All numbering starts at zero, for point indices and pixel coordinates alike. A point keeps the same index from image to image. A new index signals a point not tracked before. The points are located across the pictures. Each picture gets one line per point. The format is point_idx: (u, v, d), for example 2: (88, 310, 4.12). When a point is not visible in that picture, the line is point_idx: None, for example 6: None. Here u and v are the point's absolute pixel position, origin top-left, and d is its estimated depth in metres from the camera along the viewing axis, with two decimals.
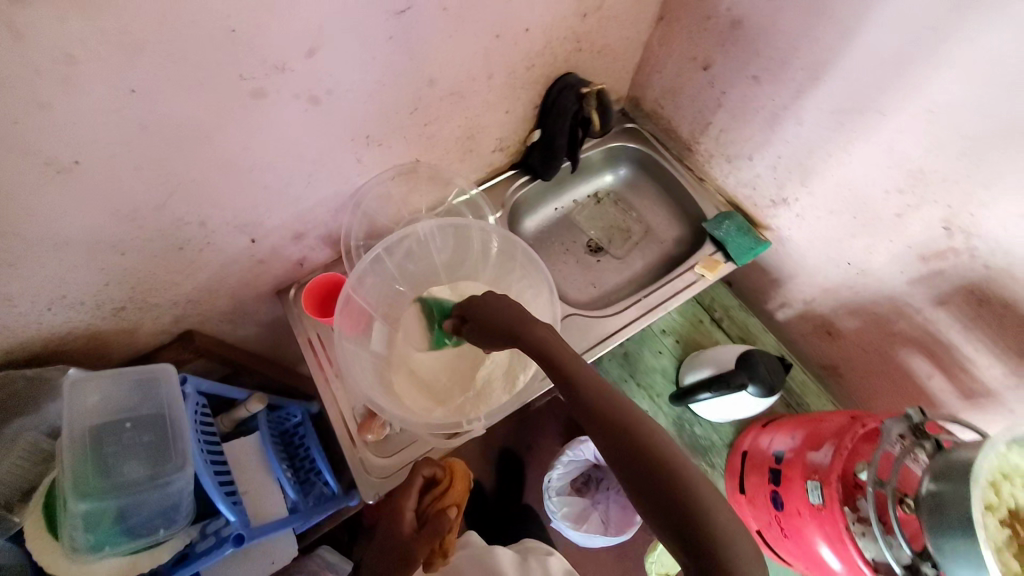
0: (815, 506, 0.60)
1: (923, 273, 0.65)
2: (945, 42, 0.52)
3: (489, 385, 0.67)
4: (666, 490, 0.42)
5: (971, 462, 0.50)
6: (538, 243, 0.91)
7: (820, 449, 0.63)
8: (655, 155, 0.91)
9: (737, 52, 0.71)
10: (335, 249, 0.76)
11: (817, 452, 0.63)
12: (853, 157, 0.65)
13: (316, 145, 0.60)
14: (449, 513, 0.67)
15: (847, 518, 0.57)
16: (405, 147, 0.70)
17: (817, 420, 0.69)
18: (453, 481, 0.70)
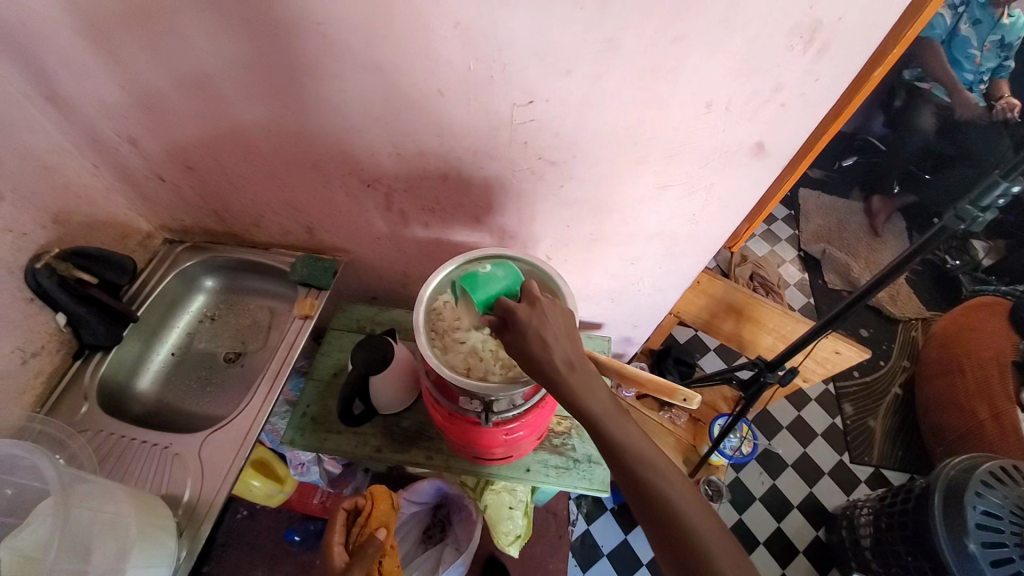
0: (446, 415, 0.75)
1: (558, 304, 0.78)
2: (686, 47, 0.51)
3: (204, 506, 0.79)
4: (667, 524, 0.49)
5: (500, 386, 0.62)
6: (322, 366, 1.03)
7: (495, 437, 0.75)
8: (382, 278, 1.08)
9: (409, 186, 0.80)
10: (31, 468, 0.64)
11: (493, 437, 0.75)
12: (603, 165, 0.68)
13: None
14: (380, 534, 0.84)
15: (454, 407, 0.71)
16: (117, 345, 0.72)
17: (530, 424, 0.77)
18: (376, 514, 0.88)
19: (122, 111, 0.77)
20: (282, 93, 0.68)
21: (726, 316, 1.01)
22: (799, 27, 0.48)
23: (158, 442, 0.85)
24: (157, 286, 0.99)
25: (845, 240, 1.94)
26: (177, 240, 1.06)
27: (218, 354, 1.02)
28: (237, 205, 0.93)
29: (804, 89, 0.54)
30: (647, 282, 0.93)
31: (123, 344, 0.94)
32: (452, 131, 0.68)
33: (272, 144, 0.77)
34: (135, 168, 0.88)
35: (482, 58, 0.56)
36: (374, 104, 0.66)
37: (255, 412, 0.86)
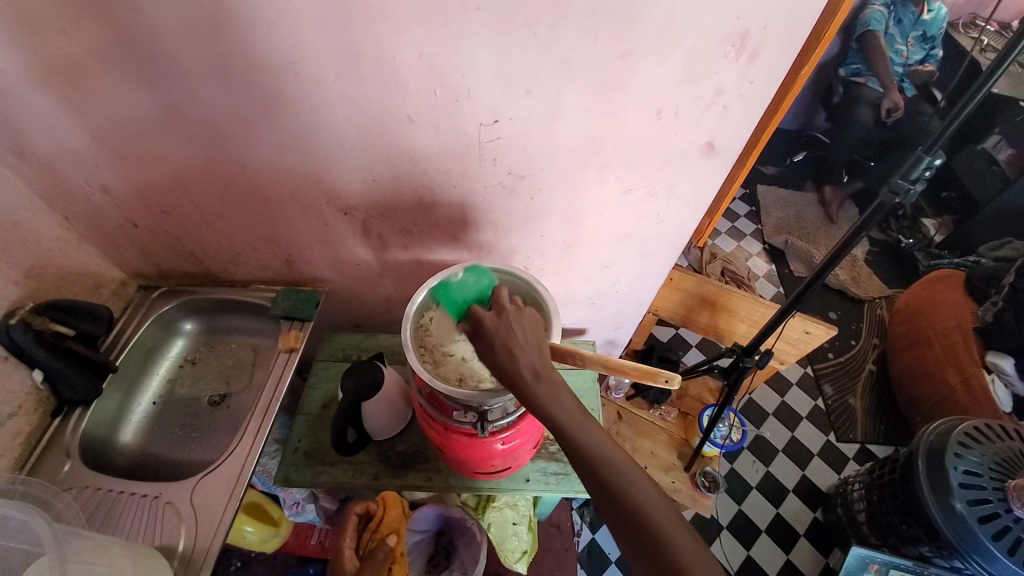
0: (438, 431, 0.77)
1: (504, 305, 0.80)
2: (632, 60, 0.56)
3: (202, 552, 0.76)
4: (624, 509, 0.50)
5: (490, 394, 0.64)
6: (311, 398, 1.02)
7: (490, 447, 0.76)
8: (364, 306, 1.09)
9: (383, 211, 0.82)
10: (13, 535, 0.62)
11: (487, 448, 0.76)
12: (571, 174, 0.71)
13: None
14: (390, 541, 0.81)
15: (447, 421, 0.72)
16: None
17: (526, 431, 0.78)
18: (385, 520, 0.86)
19: (92, 161, 0.77)
20: (255, 131, 0.70)
21: (701, 309, 1.05)
22: (729, 35, 0.53)
23: (148, 492, 0.82)
24: (135, 334, 0.98)
25: (806, 229, 2.04)
26: (153, 286, 1.05)
27: (203, 398, 1.01)
28: (213, 244, 0.94)
29: (743, 90, 0.59)
30: (623, 283, 0.97)
31: (103, 396, 0.92)
32: (424, 155, 0.71)
33: (248, 181, 0.79)
34: (106, 216, 0.88)
35: (447, 84, 0.60)
36: (346, 135, 0.69)
37: (249, 449, 0.85)
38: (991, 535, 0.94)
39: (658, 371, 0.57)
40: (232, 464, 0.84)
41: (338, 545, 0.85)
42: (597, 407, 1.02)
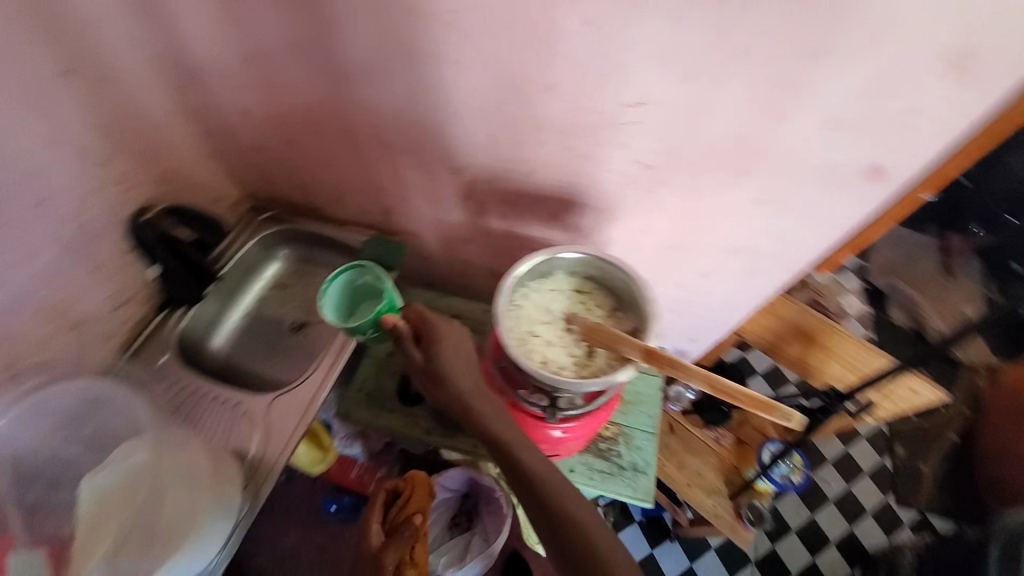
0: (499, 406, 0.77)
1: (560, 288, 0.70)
2: (818, 56, 0.50)
3: (267, 462, 0.82)
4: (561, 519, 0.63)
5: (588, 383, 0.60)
6: (380, 343, 1.06)
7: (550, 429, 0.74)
8: (447, 267, 1.09)
9: (491, 178, 0.81)
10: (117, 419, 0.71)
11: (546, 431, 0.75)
12: (706, 172, 0.66)
13: None
14: (414, 519, 0.86)
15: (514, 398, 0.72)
16: (48, 287, 0.75)
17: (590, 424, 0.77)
18: (415, 495, 0.90)
19: (238, 81, 0.81)
20: (391, 78, 0.70)
21: (792, 340, 0.98)
22: (948, 51, 0.46)
23: (230, 399, 0.89)
24: (238, 251, 1.05)
25: None
26: (259, 208, 1.10)
27: (285, 322, 1.07)
28: (322, 181, 0.97)
29: (940, 117, 0.52)
30: (716, 297, 0.92)
31: (204, 300, 1.00)
32: (552, 128, 0.68)
33: (370, 125, 0.80)
34: (236, 136, 0.92)
35: (602, 57, 0.57)
36: (479, 96, 0.68)
37: (323, 381, 0.90)
38: None
39: (773, 405, 0.54)
40: (309, 392, 0.89)
41: (368, 516, 0.87)
42: (657, 415, 0.99)
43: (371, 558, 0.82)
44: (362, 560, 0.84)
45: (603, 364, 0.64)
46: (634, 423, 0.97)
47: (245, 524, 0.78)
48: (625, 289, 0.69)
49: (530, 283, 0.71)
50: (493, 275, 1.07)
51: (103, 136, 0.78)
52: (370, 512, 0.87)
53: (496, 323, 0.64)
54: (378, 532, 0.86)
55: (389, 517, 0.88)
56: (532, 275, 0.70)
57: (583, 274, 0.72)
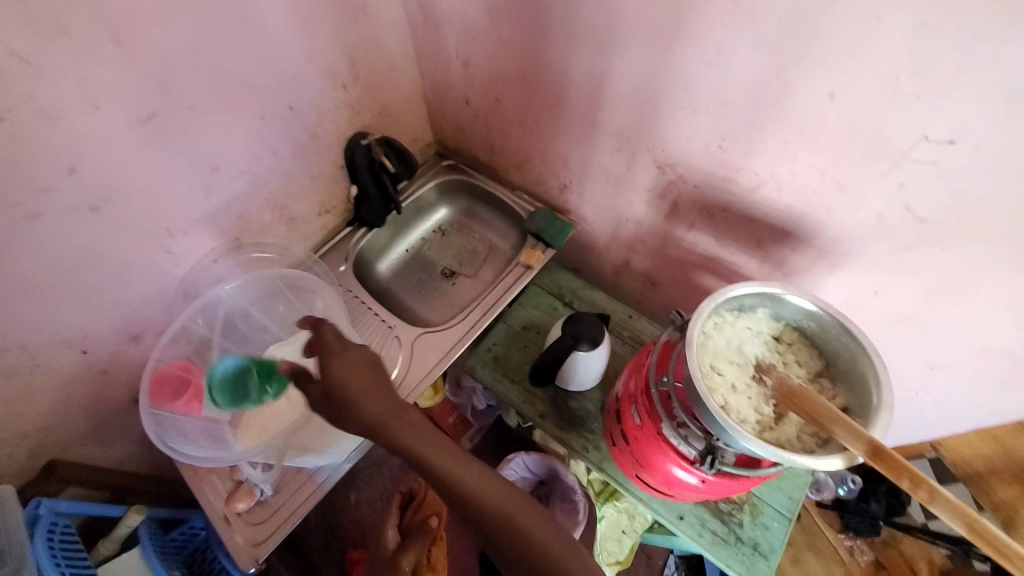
0: (637, 425, 0.72)
1: (756, 329, 0.62)
2: None
3: (401, 388, 0.88)
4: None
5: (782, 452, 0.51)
6: (518, 314, 1.07)
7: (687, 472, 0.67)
8: (602, 260, 1.05)
9: (698, 182, 0.72)
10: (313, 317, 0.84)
11: (682, 472, 0.68)
12: (1004, 242, 0.52)
13: (237, 156, 0.78)
14: (430, 521, 0.92)
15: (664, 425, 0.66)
16: (278, 182, 0.87)
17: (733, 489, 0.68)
18: (428, 502, 0.97)
19: (473, 31, 0.83)
20: (635, 54, 0.65)
21: (1019, 481, 0.77)
22: None
23: (385, 321, 0.96)
24: (420, 190, 1.12)
25: None
26: (446, 156, 1.16)
27: (440, 266, 1.13)
28: (514, 143, 0.98)
29: None
30: (929, 393, 0.74)
31: (382, 228, 1.09)
32: (806, 144, 0.57)
33: (588, 99, 0.77)
34: (451, 83, 0.97)
35: (925, 71, 0.45)
36: (731, 90, 0.59)
37: (467, 333, 0.93)
38: None
39: None
40: (451, 339, 0.92)
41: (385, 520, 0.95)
42: (798, 499, 0.85)
43: (387, 562, 0.87)
44: (378, 568, 0.88)
45: (792, 434, 0.55)
46: (768, 497, 0.85)
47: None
48: (842, 356, 0.57)
49: (724, 314, 0.62)
50: (649, 282, 0.99)
51: (349, 63, 0.86)
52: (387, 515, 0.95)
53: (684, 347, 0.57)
54: (393, 533, 0.93)
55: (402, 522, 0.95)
56: (733, 305, 0.61)
57: (787, 324, 0.62)
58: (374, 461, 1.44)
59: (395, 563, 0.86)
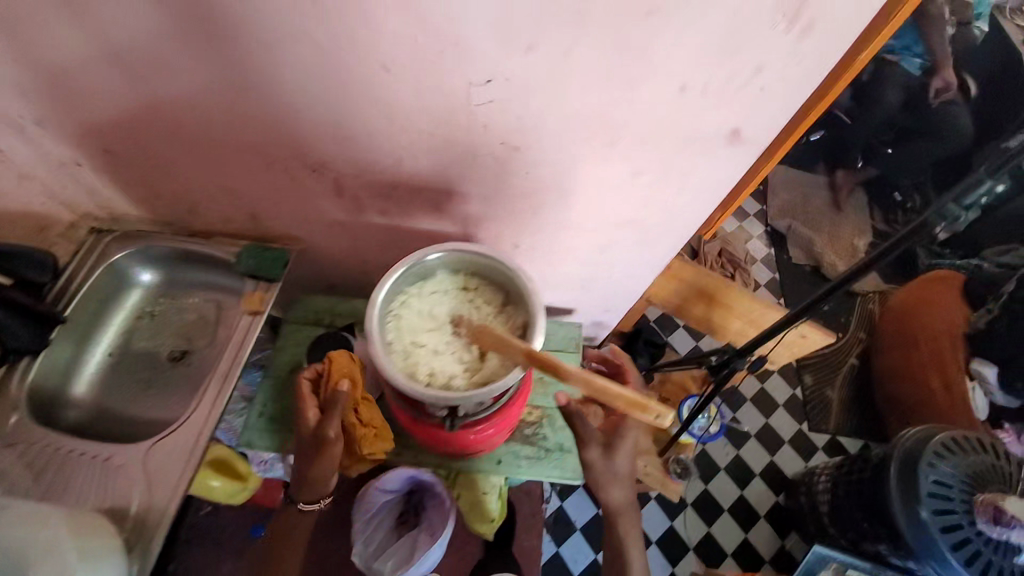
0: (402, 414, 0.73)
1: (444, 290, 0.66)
2: (653, 22, 0.46)
3: (145, 512, 0.73)
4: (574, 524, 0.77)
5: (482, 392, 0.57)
6: (278, 359, 0.97)
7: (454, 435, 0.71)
8: (339, 268, 1.01)
9: (355, 173, 0.72)
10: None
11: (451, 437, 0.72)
12: (574, 149, 0.62)
13: None
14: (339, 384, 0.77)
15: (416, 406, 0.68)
16: None
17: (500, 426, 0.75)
18: (333, 372, 0.80)
19: (16, 86, 0.65)
20: (207, 67, 0.59)
21: (697, 300, 1.00)
22: (781, 3, 0.43)
23: (96, 455, 0.77)
24: (85, 280, 0.89)
25: (810, 213, 1.93)
26: (106, 229, 0.94)
27: (163, 352, 0.95)
28: (170, 191, 0.83)
29: (785, 71, 0.50)
30: (617, 270, 0.91)
31: (55, 344, 0.85)
32: (407, 112, 0.60)
33: (203, 123, 0.68)
34: (41, 151, 0.77)
35: (434, 29, 0.49)
36: (316, 82, 0.58)
37: (203, 410, 0.81)
38: (950, 545, 0.95)
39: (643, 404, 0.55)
40: (188, 429, 0.79)
41: (302, 405, 0.78)
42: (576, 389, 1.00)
43: (313, 444, 0.75)
44: (303, 447, 0.77)
45: (496, 368, 0.60)
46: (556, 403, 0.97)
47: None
48: (511, 283, 0.65)
49: (409, 286, 0.65)
50: (393, 270, 0.99)
51: None
52: (304, 400, 0.78)
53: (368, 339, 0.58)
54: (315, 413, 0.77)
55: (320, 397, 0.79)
56: (412, 276, 0.65)
57: (468, 271, 0.67)
58: None
59: (322, 441, 0.74)
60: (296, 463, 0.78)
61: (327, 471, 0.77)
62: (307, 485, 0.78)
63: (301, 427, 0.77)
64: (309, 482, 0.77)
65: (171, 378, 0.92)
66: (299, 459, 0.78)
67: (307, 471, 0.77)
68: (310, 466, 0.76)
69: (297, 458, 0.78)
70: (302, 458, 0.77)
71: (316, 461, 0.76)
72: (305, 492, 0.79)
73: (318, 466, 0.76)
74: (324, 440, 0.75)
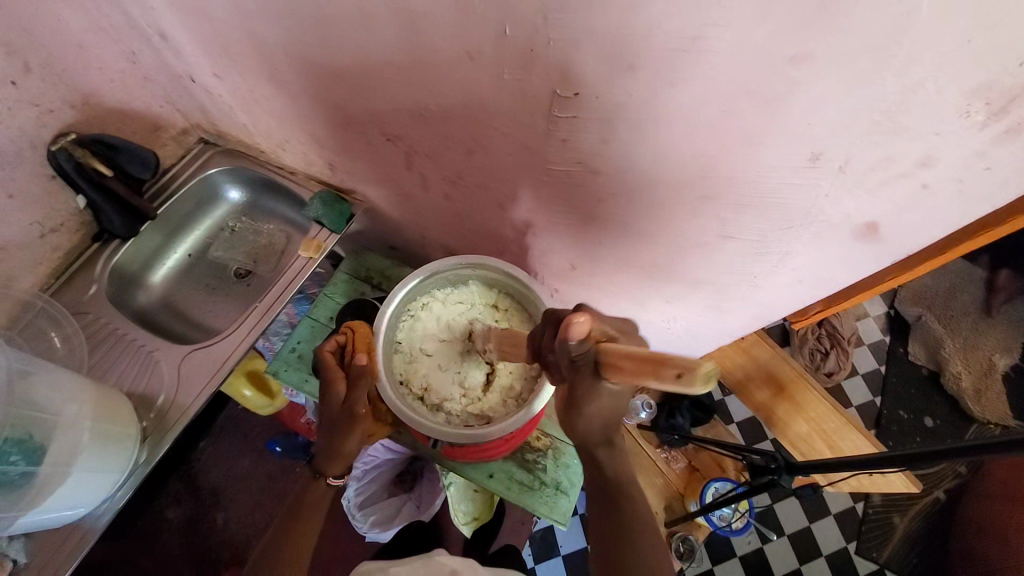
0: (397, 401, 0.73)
1: (470, 304, 0.69)
2: (793, 72, 0.35)
3: (167, 409, 0.80)
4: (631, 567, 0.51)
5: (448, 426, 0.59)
6: (321, 305, 1.00)
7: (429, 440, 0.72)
8: (399, 235, 1.00)
9: (422, 151, 0.68)
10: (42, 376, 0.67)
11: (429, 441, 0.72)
12: (654, 188, 0.52)
13: None
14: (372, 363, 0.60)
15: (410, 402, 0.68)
16: None
17: (484, 453, 0.73)
18: (359, 347, 0.63)
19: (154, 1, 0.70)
20: (304, 17, 0.57)
21: (762, 385, 0.88)
22: (986, 85, 0.31)
23: (145, 344, 0.85)
24: (184, 184, 0.97)
25: (951, 308, 1.59)
26: (213, 142, 1.01)
27: (231, 267, 1.02)
28: (263, 122, 0.86)
29: (964, 174, 0.36)
30: (678, 324, 0.80)
31: (143, 235, 0.94)
32: (482, 107, 0.54)
33: (295, 70, 0.67)
34: (169, 63, 0.82)
35: (523, 26, 0.43)
36: (397, 55, 0.54)
37: (240, 335, 0.85)
38: None
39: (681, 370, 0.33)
40: (223, 348, 0.84)
41: (327, 381, 0.62)
42: None
43: (345, 418, 0.63)
44: (330, 421, 0.64)
45: (489, 401, 0.65)
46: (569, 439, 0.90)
47: (148, 463, 0.77)
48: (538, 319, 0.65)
49: (440, 289, 0.69)
50: (448, 251, 0.96)
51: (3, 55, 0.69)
52: (329, 375, 0.62)
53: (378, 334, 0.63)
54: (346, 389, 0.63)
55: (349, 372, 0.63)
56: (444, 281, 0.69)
57: (502, 292, 0.69)
58: (235, 477, 1.35)
59: (354, 416, 0.63)
60: (324, 433, 0.67)
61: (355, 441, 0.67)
62: (337, 452, 0.69)
63: (327, 403, 0.64)
64: (337, 450, 0.68)
65: (229, 292, 0.99)
66: (325, 429, 0.66)
67: (336, 442, 0.67)
68: (341, 437, 0.65)
69: (324, 427, 0.67)
70: (330, 431, 0.66)
71: (347, 433, 0.65)
72: (334, 458, 0.70)
73: (348, 437, 0.65)
74: (356, 416, 0.63)
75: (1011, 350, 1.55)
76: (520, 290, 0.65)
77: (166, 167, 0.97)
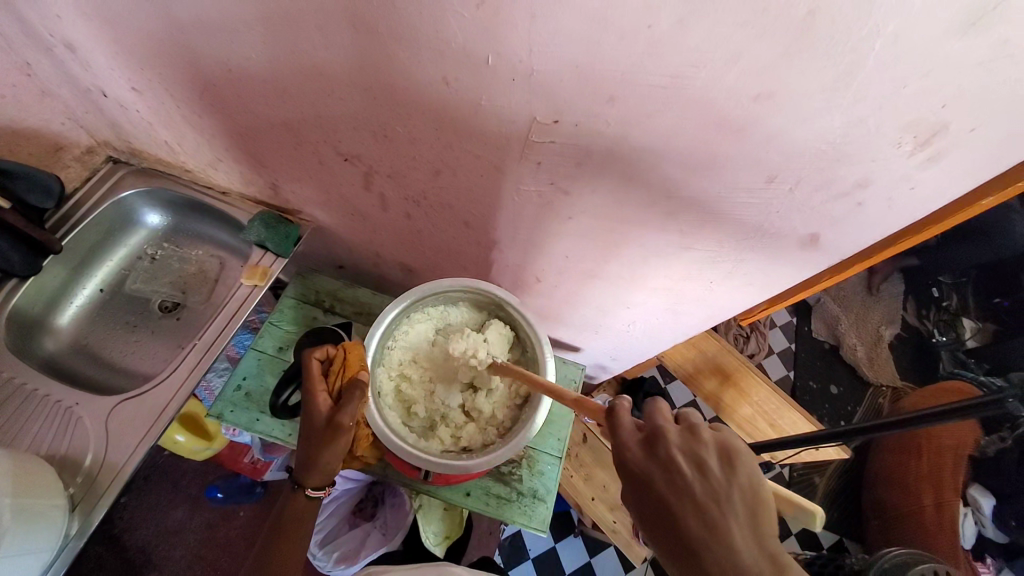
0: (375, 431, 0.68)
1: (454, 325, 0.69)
2: (757, 112, 0.40)
3: (99, 471, 0.70)
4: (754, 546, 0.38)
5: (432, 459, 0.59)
6: (268, 334, 0.92)
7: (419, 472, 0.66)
8: (351, 254, 0.96)
9: (382, 170, 0.66)
10: None
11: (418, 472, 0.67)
12: (623, 206, 0.55)
13: None
14: (363, 379, 0.58)
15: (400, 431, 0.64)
16: None
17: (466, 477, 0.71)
18: (351, 364, 0.61)
19: (53, 7, 0.61)
20: (253, 31, 0.52)
21: (711, 376, 0.96)
22: (915, 123, 0.37)
23: (63, 399, 0.74)
24: (93, 210, 0.85)
25: (843, 290, 1.86)
26: (124, 160, 0.90)
27: (155, 301, 0.91)
28: (193, 140, 0.78)
29: (893, 193, 0.43)
30: (638, 327, 0.85)
31: (44, 272, 0.81)
32: (457, 130, 0.54)
33: (241, 89, 0.62)
34: (73, 75, 0.72)
35: (506, 57, 0.43)
36: (366, 79, 0.52)
37: (186, 376, 0.77)
38: None
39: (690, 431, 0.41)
40: (165, 394, 0.75)
41: (309, 388, 0.59)
42: (565, 436, 0.93)
43: (326, 431, 0.58)
44: (309, 434, 0.59)
45: (472, 430, 0.65)
46: (541, 446, 0.91)
47: (77, 538, 0.66)
48: (528, 341, 0.68)
49: (429, 310, 0.70)
50: (406, 269, 0.93)
51: None
52: (312, 382, 0.59)
53: (367, 348, 0.64)
54: (328, 399, 0.60)
55: (334, 383, 0.61)
56: (437, 302, 0.70)
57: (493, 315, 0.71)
58: (167, 532, 1.20)
59: (338, 429, 0.57)
60: (301, 448, 0.61)
61: (338, 457, 0.61)
62: (314, 473, 0.61)
63: (309, 414, 0.60)
64: (315, 468, 0.61)
65: (156, 328, 0.88)
66: (303, 443, 0.60)
67: (315, 459, 0.60)
68: (320, 453, 0.59)
69: (301, 440, 0.61)
70: (308, 445, 0.60)
71: (328, 448, 0.60)
72: (309, 478, 0.63)
73: (328, 453, 0.59)
74: (339, 429, 0.58)
75: (893, 321, 1.82)
76: (512, 313, 0.67)
77: (68, 191, 0.84)
